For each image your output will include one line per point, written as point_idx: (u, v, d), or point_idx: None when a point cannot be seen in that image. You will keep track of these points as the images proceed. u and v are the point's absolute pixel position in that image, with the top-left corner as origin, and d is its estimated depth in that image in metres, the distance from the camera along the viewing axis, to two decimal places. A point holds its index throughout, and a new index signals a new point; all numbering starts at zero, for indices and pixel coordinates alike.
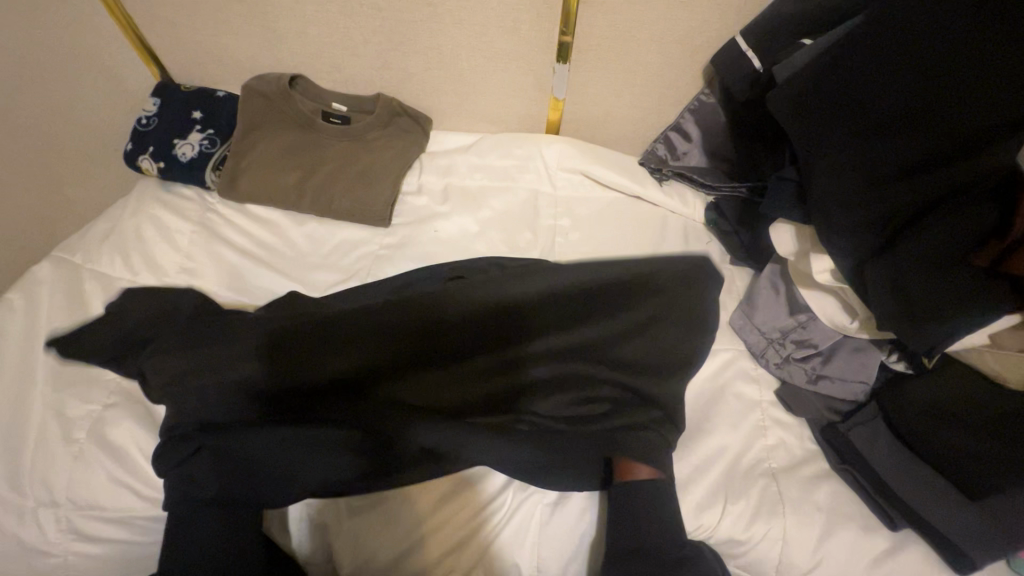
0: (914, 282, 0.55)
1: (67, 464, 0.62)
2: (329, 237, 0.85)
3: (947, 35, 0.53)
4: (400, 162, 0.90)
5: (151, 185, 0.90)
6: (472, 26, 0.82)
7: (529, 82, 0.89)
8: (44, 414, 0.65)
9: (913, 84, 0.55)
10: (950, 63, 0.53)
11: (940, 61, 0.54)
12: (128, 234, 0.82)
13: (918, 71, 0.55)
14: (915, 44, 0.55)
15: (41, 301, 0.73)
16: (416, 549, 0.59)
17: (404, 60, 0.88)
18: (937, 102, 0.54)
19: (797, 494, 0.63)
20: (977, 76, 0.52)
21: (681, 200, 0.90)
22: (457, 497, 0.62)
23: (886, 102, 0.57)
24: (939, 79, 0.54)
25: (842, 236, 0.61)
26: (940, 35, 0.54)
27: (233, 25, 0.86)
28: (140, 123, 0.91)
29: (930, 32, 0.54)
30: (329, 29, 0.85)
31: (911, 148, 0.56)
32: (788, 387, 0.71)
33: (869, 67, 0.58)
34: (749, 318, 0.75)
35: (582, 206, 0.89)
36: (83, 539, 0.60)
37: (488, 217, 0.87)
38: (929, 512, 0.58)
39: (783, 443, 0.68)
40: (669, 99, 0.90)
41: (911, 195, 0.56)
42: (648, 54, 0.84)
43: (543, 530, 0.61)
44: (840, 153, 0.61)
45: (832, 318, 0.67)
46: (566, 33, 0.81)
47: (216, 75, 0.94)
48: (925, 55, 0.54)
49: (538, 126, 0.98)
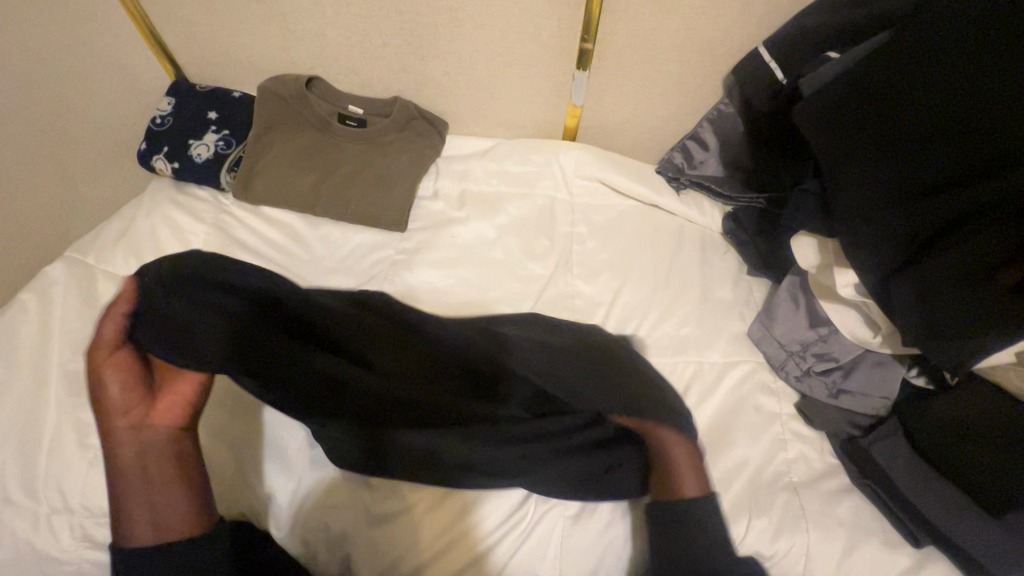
0: (939, 297, 0.55)
1: (83, 469, 0.61)
2: (346, 241, 0.84)
3: (990, 57, 0.53)
4: (417, 167, 0.89)
5: (165, 185, 0.89)
6: (493, 31, 0.82)
7: (548, 88, 0.89)
8: (59, 418, 0.64)
9: (951, 101, 0.55)
10: (990, 83, 0.53)
11: (980, 81, 0.54)
12: (142, 235, 0.81)
13: (959, 89, 0.55)
14: (956, 61, 0.55)
15: (55, 302, 0.72)
16: (436, 559, 0.59)
17: (422, 64, 0.87)
18: (976, 119, 0.54)
19: (819, 509, 0.63)
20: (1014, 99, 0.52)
21: (698, 210, 0.90)
22: (479, 507, 0.62)
23: (920, 117, 0.57)
24: (978, 98, 0.54)
25: (868, 251, 0.61)
26: (983, 54, 0.54)
27: (251, 26, 0.85)
28: (154, 122, 0.90)
29: (970, 52, 0.54)
30: (347, 32, 0.84)
31: (943, 164, 0.55)
32: (808, 400, 0.71)
33: (910, 81, 0.58)
34: (768, 331, 0.75)
35: (600, 213, 0.89)
36: (97, 546, 0.59)
37: (505, 223, 0.87)
38: (950, 528, 0.58)
39: (804, 456, 0.68)
40: (688, 108, 0.90)
41: (940, 212, 0.55)
42: (668, 63, 0.84)
43: (564, 544, 0.61)
44: (867, 168, 0.61)
45: (854, 333, 0.67)
46: (586, 40, 0.81)
47: (230, 75, 0.93)
48: (965, 75, 0.54)
49: (554, 132, 0.97)
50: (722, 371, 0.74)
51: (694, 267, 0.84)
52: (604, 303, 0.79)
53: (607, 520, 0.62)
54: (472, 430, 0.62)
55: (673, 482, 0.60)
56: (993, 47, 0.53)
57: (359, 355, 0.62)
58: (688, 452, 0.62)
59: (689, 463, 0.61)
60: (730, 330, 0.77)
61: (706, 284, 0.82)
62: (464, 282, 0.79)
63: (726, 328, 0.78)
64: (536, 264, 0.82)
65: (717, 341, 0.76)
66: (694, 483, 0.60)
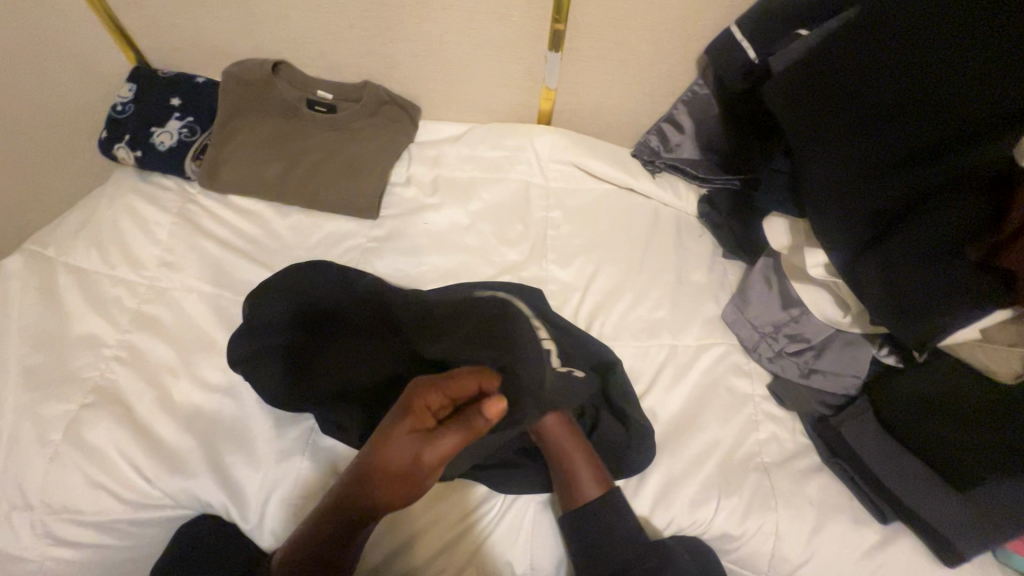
0: (903, 276, 0.55)
1: (42, 465, 0.59)
2: (315, 230, 0.83)
3: (964, 28, 0.52)
4: (387, 152, 0.87)
5: (127, 174, 0.86)
6: (462, 11, 0.80)
7: (521, 71, 0.87)
8: (16, 415, 0.62)
9: (927, 68, 0.54)
10: (965, 53, 0.52)
11: (954, 50, 0.52)
12: (103, 226, 0.78)
13: (939, 52, 0.53)
14: (941, 24, 0.53)
15: (13, 295, 0.70)
16: (408, 547, 0.59)
17: (391, 46, 0.85)
18: (947, 92, 0.53)
19: (789, 488, 0.63)
20: (992, 69, 0.50)
21: (674, 192, 0.89)
22: (449, 495, 0.61)
23: (897, 88, 0.56)
24: (965, 60, 0.52)
25: (836, 228, 0.61)
26: (948, 22, 0.53)
27: (212, 8, 0.82)
28: (114, 110, 0.87)
29: (958, 12, 0.52)
30: (311, 13, 0.82)
31: (917, 134, 0.55)
32: (780, 380, 0.71)
33: (879, 55, 0.57)
34: (742, 312, 0.75)
35: (574, 197, 0.88)
36: (60, 544, 0.58)
37: (479, 209, 0.85)
38: (917, 504, 0.59)
39: (775, 437, 0.67)
40: (663, 89, 0.89)
41: (905, 190, 0.56)
42: (642, 43, 0.82)
43: (534, 530, 0.61)
44: (833, 150, 0.61)
45: (825, 313, 0.67)
46: (558, 21, 0.79)
47: (192, 60, 0.90)
48: (953, 35, 0.52)
49: (529, 116, 0.96)
50: (695, 354, 0.73)
51: (668, 251, 0.83)
52: (578, 289, 0.78)
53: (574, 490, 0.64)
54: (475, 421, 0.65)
55: (572, 488, 0.61)
56: (964, 13, 0.52)
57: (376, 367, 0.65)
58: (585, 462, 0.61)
59: (585, 471, 0.61)
60: (704, 312, 0.77)
61: (681, 267, 0.82)
62: (436, 270, 0.79)
63: (700, 311, 0.77)
64: (509, 250, 0.81)
65: (691, 324, 0.76)
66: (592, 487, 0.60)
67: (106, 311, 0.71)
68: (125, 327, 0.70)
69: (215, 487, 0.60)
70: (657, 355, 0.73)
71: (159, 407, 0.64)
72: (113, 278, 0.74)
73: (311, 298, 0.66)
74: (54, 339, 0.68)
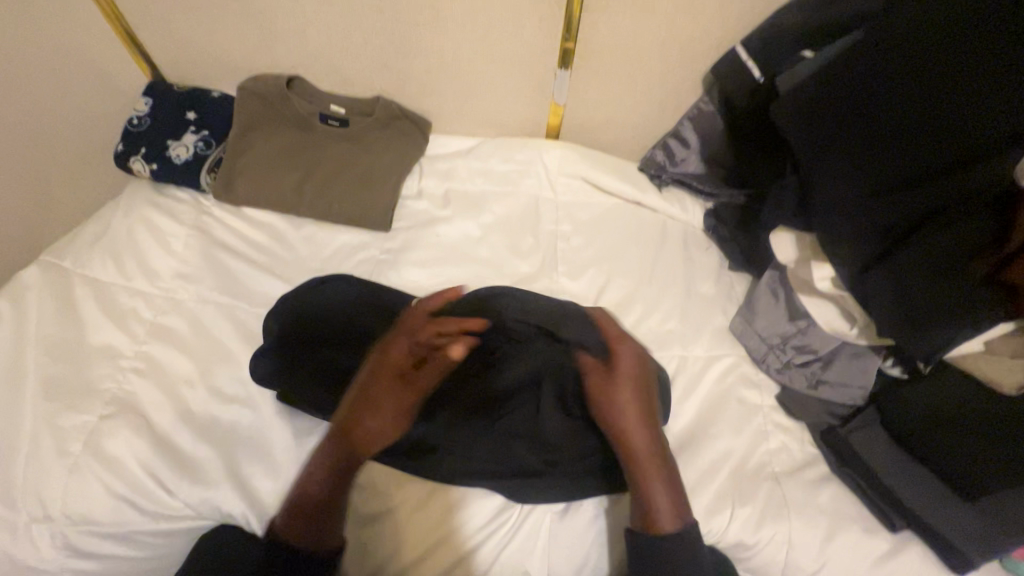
0: (910, 289, 0.57)
1: (62, 476, 0.60)
2: (328, 241, 0.84)
3: (973, 54, 0.54)
4: (400, 166, 0.89)
5: (142, 187, 0.87)
6: (475, 29, 0.82)
7: (532, 86, 0.89)
8: (36, 427, 0.62)
9: (940, 85, 0.56)
10: (974, 79, 0.54)
11: (969, 75, 0.54)
12: (120, 237, 0.79)
13: (950, 75, 0.55)
14: (949, 49, 0.56)
15: (31, 306, 0.71)
16: (426, 556, 0.60)
17: (405, 62, 0.87)
18: (955, 114, 0.55)
19: (801, 497, 0.64)
20: (1000, 95, 0.53)
21: (680, 206, 0.91)
22: (467, 506, 0.62)
23: (908, 104, 0.58)
24: (976, 85, 0.54)
25: (845, 242, 0.63)
26: (962, 46, 0.55)
27: (230, 24, 0.84)
28: (131, 123, 0.88)
29: (967, 33, 0.55)
30: (328, 29, 0.83)
31: (926, 152, 0.57)
32: (788, 392, 0.72)
33: (896, 73, 0.58)
34: (749, 323, 0.76)
35: (584, 210, 0.90)
36: (80, 555, 0.58)
37: (491, 222, 0.87)
38: (927, 513, 0.60)
39: (786, 446, 0.69)
40: (670, 105, 0.91)
41: (913, 206, 0.57)
42: (650, 60, 0.84)
43: (553, 539, 0.62)
44: (844, 164, 0.62)
45: (833, 326, 0.69)
46: (569, 39, 0.81)
47: (208, 75, 0.92)
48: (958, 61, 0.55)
49: (538, 131, 0.98)
50: (705, 365, 0.74)
51: (676, 264, 0.85)
52: (589, 300, 0.80)
53: (620, 507, 0.64)
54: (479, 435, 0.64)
55: (646, 512, 0.57)
56: (975, 38, 0.54)
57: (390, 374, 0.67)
58: (665, 488, 0.57)
59: (666, 501, 0.57)
60: (713, 324, 0.79)
61: (689, 279, 0.83)
62: (449, 281, 0.80)
63: (710, 322, 0.79)
64: (520, 262, 0.83)
65: (700, 335, 0.77)
66: (669, 519, 0.56)
67: (123, 322, 0.71)
68: (143, 338, 0.70)
69: (234, 498, 0.61)
70: (668, 367, 0.74)
71: (179, 418, 0.65)
72: (130, 289, 0.74)
73: (327, 310, 0.69)
74: (72, 350, 0.68)
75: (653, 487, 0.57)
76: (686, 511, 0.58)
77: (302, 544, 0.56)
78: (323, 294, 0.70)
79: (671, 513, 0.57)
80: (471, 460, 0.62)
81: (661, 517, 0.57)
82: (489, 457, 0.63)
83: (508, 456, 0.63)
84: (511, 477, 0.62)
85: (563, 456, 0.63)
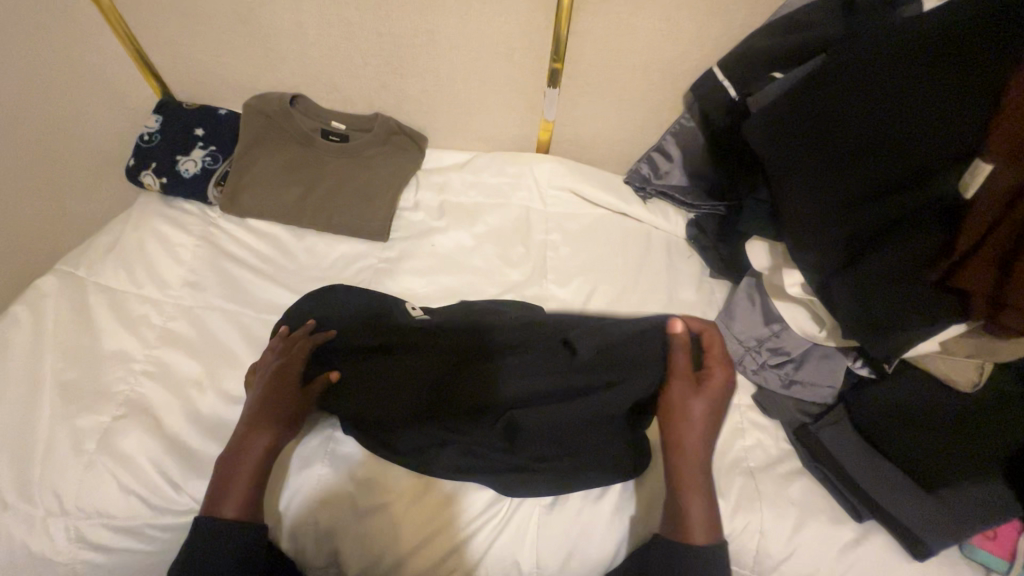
0: (870, 295, 0.62)
1: (77, 472, 0.63)
2: (328, 251, 0.88)
3: (924, 77, 0.58)
4: (397, 180, 0.93)
5: (152, 199, 0.91)
6: (468, 51, 0.87)
7: (522, 104, 0.94)
8: (53, 426, 0.66)
9: (895, 106, 0.60)
10: (926, 101, 0.58)
11: (922, 96, 0.58)
12: (132, 247, 0.83)
13: (903, 97, 0.59)
14: (902, 72, 0.59)
15: (47, 312, 0.75)
16: (420, 548, 0.64)
17: (402, 81, 0.92)
18: (908, 134, 0.59)
19: (773, 490, 0.68)
20: (950, 116, 0.57)
21: (664, 216, 0.96)
22: (459, 499, 0.66)
23: (867, 124, 0.62)
24: (927, 105, 0.58)
25: (812, 251, 0.67)
26: (913, 70, 0.59)
27: (236, 46, 0.89)
28: (142, 139, 0.93)
29: (921, 56, 0.58)
30: (329, 51, 0.88)
31: (883, 168, 0.61)
32: (764, 391, 0.76)
33: (855, 95, 0.63)
34: (728, 328, 0.81)
35: (572, 221, 0.94)
36: (93, 547, 0.62)
37: (483, 232, 0.91)
38: (892, 504, 0.64)
39: (760, 443, 0.73)
40: (653, 121, 0.96)
41: (874, 218, 0.62)
42: (633, 79, 0.89)
43: (540, 532, 0.65)
44: (811, 179, 0.67)
45: (803, 328, 0.72)
46: (557, 60, 0.86)
47: (215, 93, 0.97)
48: (916, 80, 0.59)
49: (529, 145, 1.03)
50: None
51: (660, 271, 0.89)
52: (576, 306, 0.84)
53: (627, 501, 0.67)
54: (476, 437, 0.67)
55: (684, 521, 0.62)
56: (927, 62, 0.58)
57: (388, 374, 0.70)
58: (704, 505, 0.62)
59: (703, 516, 0.61)
60: None
61: (672, 286, 0.88)
62: (444, 289, 0.84)
63: None
64: (512, 270, 0.87)
65: None
66: (703, 532, 0.61)
67: (135, 328, 0.75)
68: (154, 343, 0.74)
69: None
70: None
71: (188, 417, 0.69)
72: (141, 297, 0.79)
73: (336, 316, 0.76)
74: (86, 354, 0.72)
75: (693, 501, 0.62)
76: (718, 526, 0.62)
77: (223, 513, 0.60)
78: (336, 305, 0.76)
79: (705, 527, 0.61)
80: (467, 457, 0.66)
81: (694, 528, 0.61)
82: (484, 455, 0.67)
83: (501, 452, 0.67)
84: (502, 471, 0.66)
85: (550, 453, 0.67)
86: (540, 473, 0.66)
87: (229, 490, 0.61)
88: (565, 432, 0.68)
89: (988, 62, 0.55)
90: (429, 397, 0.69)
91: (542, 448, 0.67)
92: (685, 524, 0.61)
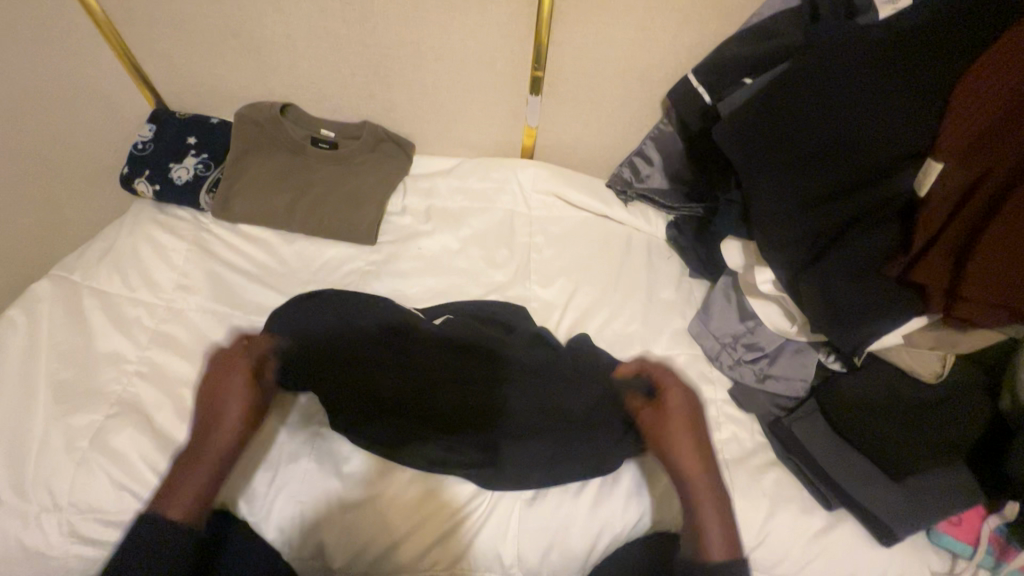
0: (838, 290, 0.64)
1: (70, 469, 0.65)
2: (317, 255, 0.91)
3: (881, 82, 0.61)
4: (385, 185, 0.96)
5: (146, 206, 0.94)
6: (452, 60, 0.90)
7: (506, 111, 0.97)
8: (47, 424, 0.68)
9: (856, 108, 0.62)
10: (886, 104, 0.61)
11: (882, 100, 0.61)
12: (126, 252, 0.86)
13: (862, 100, 0.62)
14: (861, 77, 0.62)
15: (42, 316, 0.77)
16: (403, 540, 0.65)
17: (388, 90, 0.95)
18: (870, 135, 0.62)
19: (746, 482, 0.70)
20: (906, 118, 0.60)
21: (645, 219, 0.98)
22: (441, 493, 0.68)
23: (831, 124, 0.64)
24: (885, 108, 0.61)
25: (781, 249, 0.69)
26: (871, 76, 0.62)
27: (228, 57, 0.92)
28: (136, 148, 0.96)
29: (878, 63, 0.61)
30: (318, 62, 0.91)
31: (846, 167, 0.64)
32: (739, 386, 0.79)
33: (818, 97, 0.64)
34: (705, 325, 0.83)
35: (555, 223, 0.97)
36: (82, 542, 0.63)
37: (468, 235, 0.94)
38: (861, 494, 0.65)
39: (735, 436, 0.75)
40: (633, 127, 0.98)
41: (839, 214, 0.65)
42: (613, 86, 0.92)
43: (522, 525, 0.67)
44: (777, 178, 0.68)
45: (775, 325, 0.75)
46: (538, 69, 0.89)
47: (208, 103, 1.00)
48: (873, 85, 0.61)
49: (513, 151, 1.06)
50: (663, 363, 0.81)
51: (640, 272, 0.92)
52: (558, 307, 0.87)
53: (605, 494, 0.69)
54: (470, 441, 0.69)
55: (702, 544, 0.59)
56: (883, 68, 0.61)
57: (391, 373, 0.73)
58: (717, 521, 0.60)
59: (717, 533, 0.59)
60: (672, 326, 0.85)
61: (652, 285, 0.90)
62: (429, 291, 0.87)
63: (669, 325, 0.85)
64: (495, 272, 0.90)
65: (660, 336, 0.84)
66: (721, 551, 0.58)
67: (128, 330, 0.78)
68: (146, 344, 0.76)
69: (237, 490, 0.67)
70: None
71: (177, 415, 0.71)
72: (134, 300, 0.81)
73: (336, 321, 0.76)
74: (80, 355, 0.74)
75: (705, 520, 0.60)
76: (735, 543, 0.59)
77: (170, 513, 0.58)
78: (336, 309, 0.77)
79: (725, 548, 0.58)
80: (463, 459, 0.68)
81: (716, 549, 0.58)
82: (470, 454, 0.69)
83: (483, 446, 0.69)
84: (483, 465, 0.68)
85: (529, 448, 0.69)
86: (522, 469, 0.68)
87: (175, 493, 0.60)
88: (557, 442, 0.69)
89: (937, 75, 0.60)
90: (430, 395, 0.72)
91: (526, 451, 0.68)
92: (703, 541, 0.59)
